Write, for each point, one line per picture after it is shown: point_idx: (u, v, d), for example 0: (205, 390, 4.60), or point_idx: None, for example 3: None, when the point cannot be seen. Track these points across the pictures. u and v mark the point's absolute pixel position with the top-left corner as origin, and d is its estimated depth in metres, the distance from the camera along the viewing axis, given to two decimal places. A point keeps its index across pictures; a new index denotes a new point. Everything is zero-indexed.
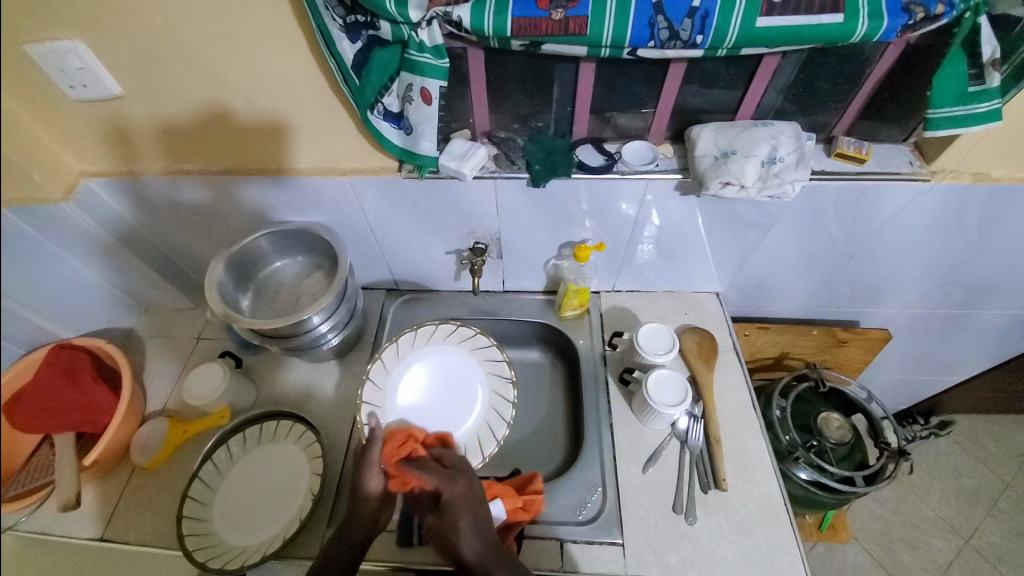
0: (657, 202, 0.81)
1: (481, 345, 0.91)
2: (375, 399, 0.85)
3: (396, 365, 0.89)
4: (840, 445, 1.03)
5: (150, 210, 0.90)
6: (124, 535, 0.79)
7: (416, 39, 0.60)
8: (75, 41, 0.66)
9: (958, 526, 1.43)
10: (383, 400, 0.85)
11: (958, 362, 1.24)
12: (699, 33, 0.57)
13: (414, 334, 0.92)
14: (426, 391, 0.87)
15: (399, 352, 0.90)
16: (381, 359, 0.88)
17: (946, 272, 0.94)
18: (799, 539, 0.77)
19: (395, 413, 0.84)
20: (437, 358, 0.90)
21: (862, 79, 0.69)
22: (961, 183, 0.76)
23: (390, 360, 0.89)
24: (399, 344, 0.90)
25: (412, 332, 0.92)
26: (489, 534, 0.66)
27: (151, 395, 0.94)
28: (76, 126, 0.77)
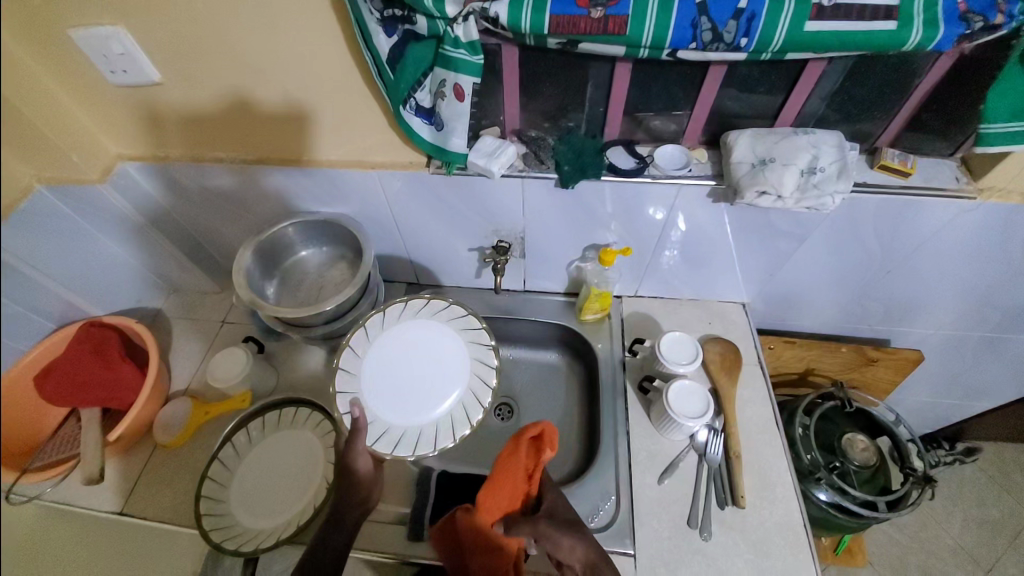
0: (686, 208, 0.79)
1: (457, 315, 0.87)
2: (350, 386, 0.80)
3: (368, 348, 0.83)
4: (864, 468, 0.99)
5: (181, 195, 0.91)
6: (143, 510, 0.81)
7: (451, 35, 0.59)
8: (118, 27, 0.67)
9: (981, 557, 1.37)
10: (357, 388, 0.80)
11: (992, 389, 1.19)
12: (744, 35, 0.55)
13: (384, 313, 0.86)
14: (401, 369, 0.82)
15: (370, 333, 0.84)
16: (349, 345, 0.83)
17: (986, 295, 0.90)
18: (817, 562, 0.74)
19: (375, 397, 0.79)
20: (409, 334, 0.84)
21: (911, 90, 0.66)
22: (1010, 203, 0.72)
23: (361, 338, 0.84)
24: (366, 327, 0.85)
25: (380, 314, 0.86)
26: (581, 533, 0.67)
27: (176, 375, 0.96)
28: (114, 109, 0.79)
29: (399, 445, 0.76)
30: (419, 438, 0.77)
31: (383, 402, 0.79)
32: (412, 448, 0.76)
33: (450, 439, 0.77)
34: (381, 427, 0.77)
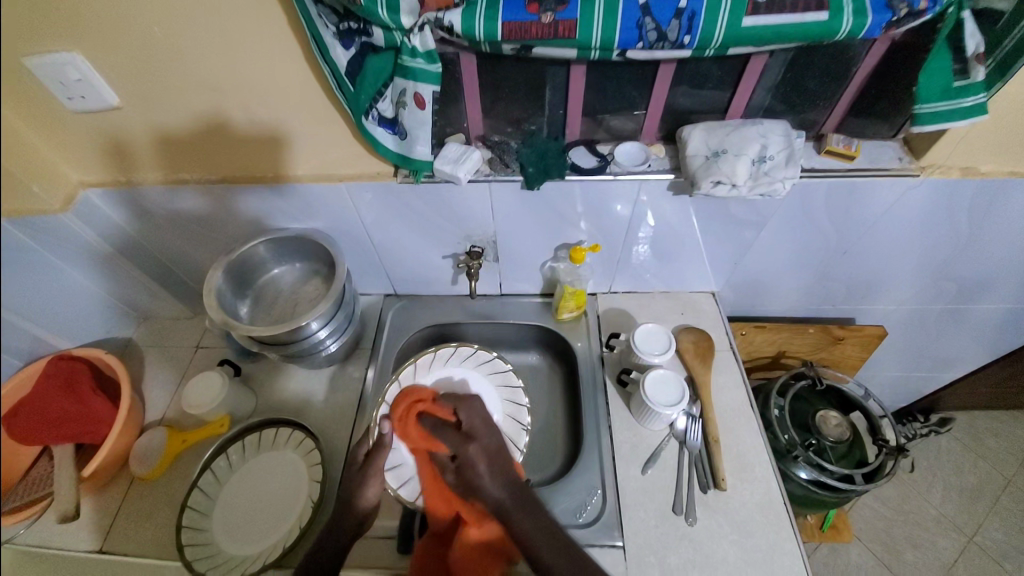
0: (651, 203, 0.82)
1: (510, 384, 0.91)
2: (397, 402, 0.87)
3: (425, 377, 0.91)
4: (839, 443, 1.03)
5: (147, 219, 0.90)
6: (124, 546, 0.79)
7: (409, 45, 0.60)
8: (73, 52, 0.67)
9: (962, 524, 1.42)
10: None
11: (956, 359, 1.25)
12: (687, 34, 0.58)
13: (453, 349, 0.94)
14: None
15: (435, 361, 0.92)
16: (415, 363, 0.91)
17: (942, 267, 0.95)
18: (799, 538, 0.77)
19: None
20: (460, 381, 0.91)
21: (850, 76, 0.70)
22: (950, 178, 0.77)
23: (425, 363, 0.92)
24: (436, 353, 0.93)
25: (452, 348, 0.94)
26: (511, 485, 0.70)
27: (151, 406, 0.94)
28: (73, 137, 0.78)
29: (405, 486, 0.79)
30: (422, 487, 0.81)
31: None
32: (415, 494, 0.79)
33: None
34: (399, 457, 0.82)
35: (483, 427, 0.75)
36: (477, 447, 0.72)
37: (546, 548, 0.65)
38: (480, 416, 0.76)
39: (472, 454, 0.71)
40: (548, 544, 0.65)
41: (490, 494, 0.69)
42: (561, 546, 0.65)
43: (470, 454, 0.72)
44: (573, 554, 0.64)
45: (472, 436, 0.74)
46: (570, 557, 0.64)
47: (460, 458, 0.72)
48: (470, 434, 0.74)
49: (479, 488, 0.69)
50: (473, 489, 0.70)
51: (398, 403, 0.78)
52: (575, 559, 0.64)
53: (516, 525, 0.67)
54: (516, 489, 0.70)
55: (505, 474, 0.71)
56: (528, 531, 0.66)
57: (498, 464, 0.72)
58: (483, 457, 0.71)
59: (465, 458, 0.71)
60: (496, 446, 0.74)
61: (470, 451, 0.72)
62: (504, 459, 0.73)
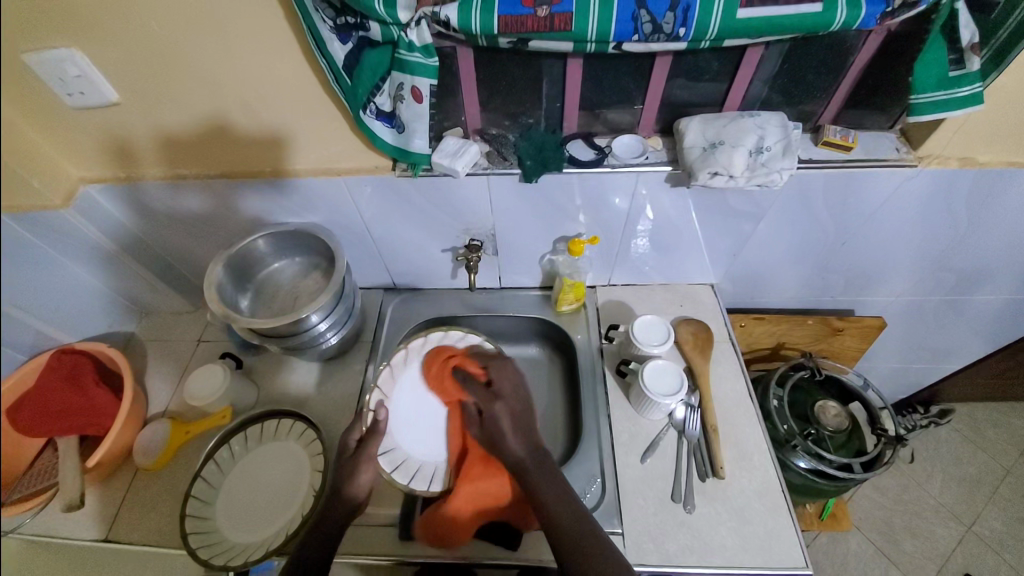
0: (649, 195, 0.82)
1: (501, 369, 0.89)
2: (388, 387, 0.88)
3: (416, 361, 0.90)
4: (837, 432, 1.04)
5: (148, 215, 0.91)
6: (130, 535, 0.80)
7: (406, 39, 0.61)
8: (72, 48, 0.67)
9: (962, 514, 1.43)
10: (394, 388, 0.88)
11: (956, 349, 1.25)
12: (682, 26, 0.58)
13: (445, 334, 0.93)
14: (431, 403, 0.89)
15: (426, 345, 0.92)
16: (405, 348, 0.90)
17: (940, 257, 0.95)
18: (796, 525, 0.78)
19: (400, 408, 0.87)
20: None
21: (846, 67, 0.70)
22: (948, 168, 0.77)
23: (417, 347, 0.91)
24: (426, 339, 0.92)
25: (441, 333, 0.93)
26: (533, 446, 0.78)
27: (153, 400, 0.95)
28: (75, 134, 0.78)
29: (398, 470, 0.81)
30: (416, 472, 0.82)
31: (406, 414, 0.87)
32: (407, 478, 0.80)
33: (423, 486, 0.80)
34: (392, 442, 0.83)
35: (511, 389, 0.85)
36: (502, 405, 0.82)
37: (552, 493, 0.71)
38: (511, 379, 0.86)
39: (498, 410, 0.82)
40: (556, 490, 0.71)
41: (511, 449, 0.77)
42: (572, 510, 0.69)
43: (495, 410, 0.82)
44: (573, 505, 0.69)
45: (500, 395, 0.84)
46: (572, 507, 0.69)
47: (486, 412, 0.83)
48: (498, 393, 0.85)
49: (502, 442, 0.78)
50: (496, 444, 0.79)
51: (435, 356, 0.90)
52: (577, 506, 0.70)
53: (529, 478, 0.73)
54: (536, 451, 0.77)
55: (525, 433, 0.79)
56: (542, 492, 0.71)
57: (521, 426, 0.80)
58: (507, 416, 0.81)
59: (491, 414, 0.82)
60: (520, 406, 0.83)
61: (496, 409, 0.82)
62: (525, 418, 0.82)
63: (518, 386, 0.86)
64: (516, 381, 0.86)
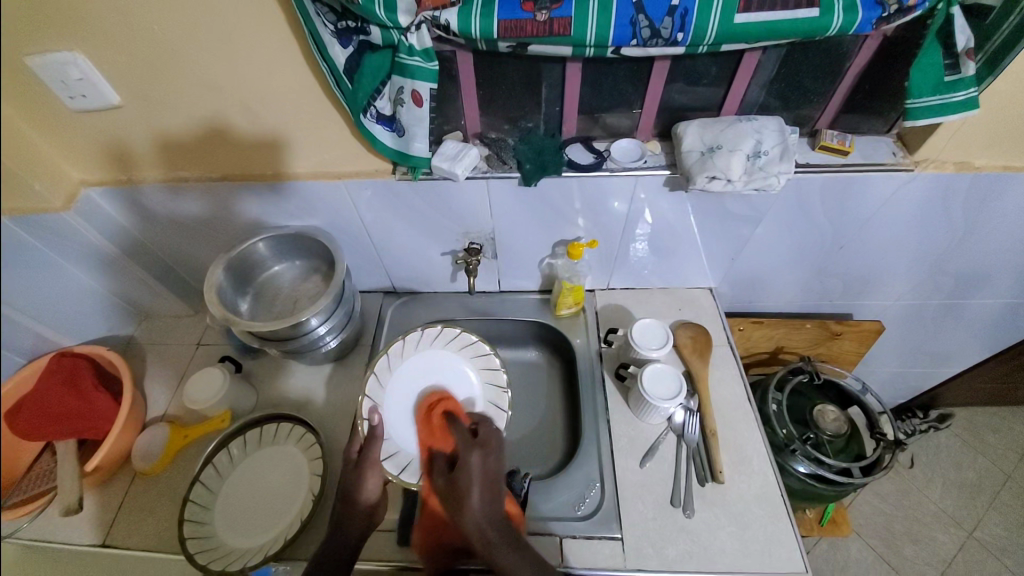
0: (648, 199, 0.83)
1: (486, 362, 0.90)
2: (378, 394, 0.85)
3: (401, 363, 0.89)
4: (836, 437, 1.03)
5: (148, 218, 0.91)
6: (126, 540, 0.80)
7: (406, 43, 0.61)
8: (76, 52, 0.68)
9: (962, 520, 1.42)
10: (383, 394, 0.86)
11: (955, 353, 1.25)
12: (680, 30, 0.58)
13: (423, 333, 0.92)
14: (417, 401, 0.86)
15: (408, 347, 0.90)
16: (388, 352, 0.89)
17: (937, 261, 0.95)
18: (796, 529, 0.77)
19: (393, 413, 0.85)
20: (439, 362, 0.90)
21: (843, 72, 0.71)
22: (944, 172, 0.78)
23: (397, 352, 0.89)
24: (405, 342, 0.90)
25: (420, 331, 0.91)
26: (498, 513, 0.65)
27: (151, 404, 0.95)
28: (76, 137, 0.79)
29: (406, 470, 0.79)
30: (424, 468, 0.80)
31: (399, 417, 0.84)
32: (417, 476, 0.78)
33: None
34: (392, 446, 0.81)
35: (491, 438, 0.72)
36: (479, 456, 0.69)
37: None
38: (496, 434, 0.74)
39: (471, 462, 0.69)
40: (529, 570, 0.61)
41: (474, 512, 0.65)
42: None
43: (470, 460, 0.69)
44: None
45: (481, 445, 0.71)
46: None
47: (459, 463, 0.70)
48: (478, 442, 0.72)
49: (466, 501, 0.66)
50: (458, 503, 0.66)
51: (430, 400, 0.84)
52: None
53: (494, 555, 0.63)
54: (502, 520, 0.65)
55: (495, 498, 0.66)
56: (511, 568, 0.61)
57: (490, 485, 0.67)
58: (479, 471, 0.68)
59: (464, 464, 0.69)
60: (499, 464, 0.70)
61: (471, 463, 0.69)
62: (500, 484, 0.68)
63: (502, 443, 0.73)
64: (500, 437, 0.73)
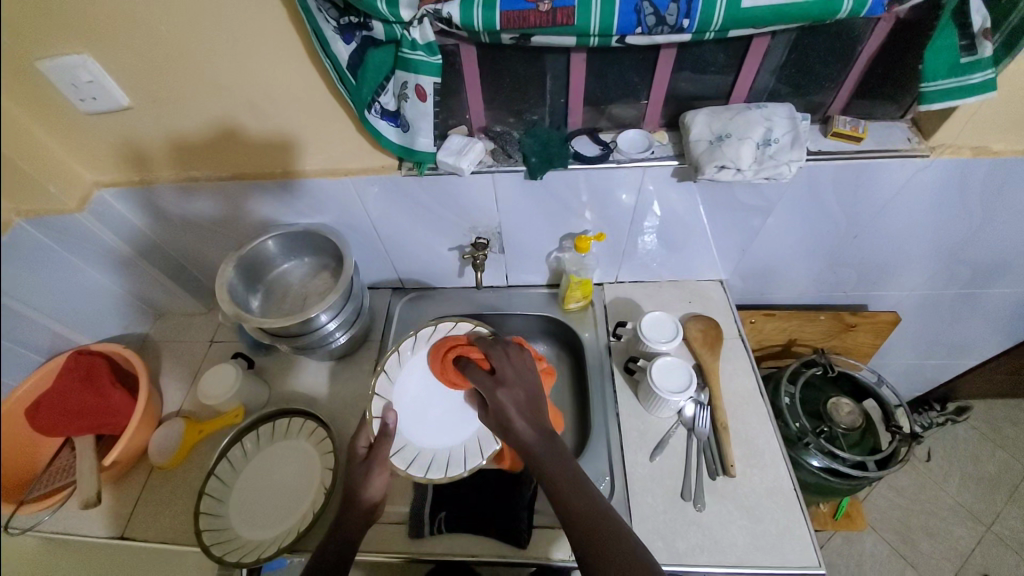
0: (655, 191, 0.82)
1: None
2: (388, 391, 0.84)
3: (411, 359, 0.88)
4: (851, 430, 1.02)
5: (160, 218, 0.92)
6: (144, 532, 0.82)
7: (409, 38, 0.61)
8: (83, 54, 0.69)
9: (981, 513, 1.40)
10: (394, 391, 0.85)
11: (974, 345, 1.22)
12: (686, 17, 0.57)
13: (434, 327, 0.90)
14: (428, 394, 0.86)
15: (417, 343, 0.89)
16: (398, 350, 0.88)
17: (954, 250, 0.93)
18: (809, 522, 0.76)
19: (404, 408, 0.84)
20: None
21: (854, 57, 0.69)
22: (961, 158, 0.76)
23: (407, 349, 0.88)
24: (416, 337, 0.89)
25: (432, 327, 0.90)
26: (543, 430, 0.69)
27: (167, 400, 0.96)
28: (88, 139, 0.80)
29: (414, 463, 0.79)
30: (431, 462, 0.80)
31: (410, 412, 0.84)
32: (424, 470, 0.79)
33: (441, 474, 0.79)
34: (402, 440, 0.81)
35: (512, 373, 0.75)
36: (507, 393, 0.72)
37: (565, 481, 0.64)
38: (513, 361, 0.77)
39: (502, 398, 0.72)
40: (571, 483, 0.63)
41: (519, 441, 0.69)
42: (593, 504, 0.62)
43: (501, 400, 0.72)
44: (593, 498, 0.63)
45: (503, 378, 0.75)
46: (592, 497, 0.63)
47: (492, 402, 0.74)
48: (501, 378, 0.75)
49: (510, 433, 0.70)
50: (506, 432, 0.70)
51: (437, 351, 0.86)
52: (594, 498, 0.63)
53: (542, 468, 0.66)
54: (547, 438, 0.68)
55: (536, 418, 0.70)
56: (561, 486, 0.63)
57: (527, 410, 0.71)
58: (512, 401, 0.72)
59: (495, 402, 0.73)
60: (526, 390, 0.74)
61: (501, 397, 0.72)
62: (537, 405, 0.72)
63: (522, 365, 0.77)
64: (520, 366, 0.76)
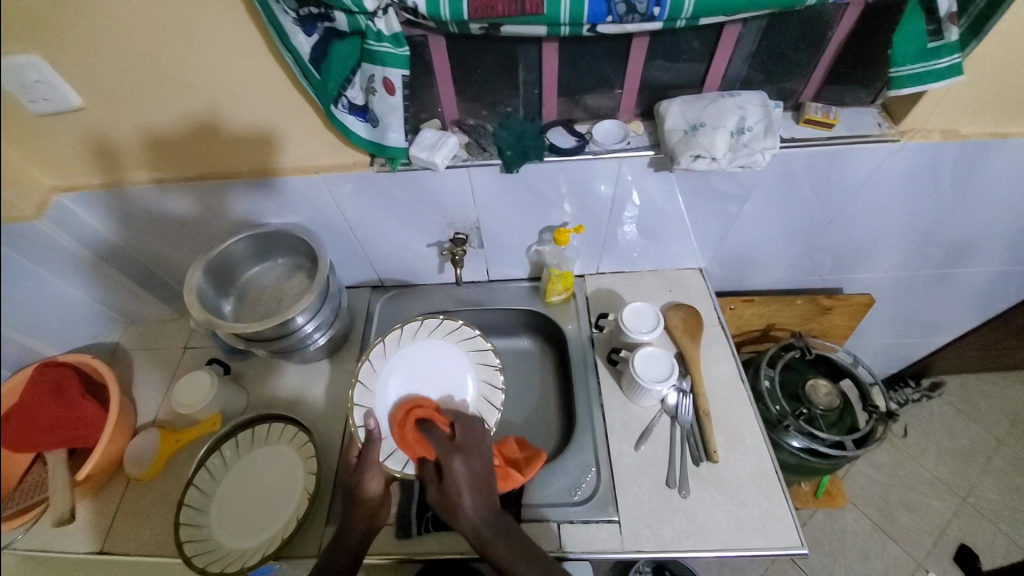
0: (634, 181, 0.81)
1: (478, 347, 0.89)
2: (367, 401, 0.82)
3: (384, 365, 0.86)
4: (829, 411, 1.04)
5: (125, 222, 0.89)
6: (124, 546, 0.79)
7: (374, 29, 0.59)
8: (31, 54, 0.64)
9: (955, 485, 1.45)
10: (373, 399, 0.83)
11: (946, 322, 1.25)
12: (656, 4, 0.56)
13: (402, 330, 0.90)
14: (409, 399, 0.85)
15: (387, 350, 0.87)
16: (368, 359, 0.86)
17: (926, 231, 0.95)
18: (791, 504, 0.78)
19: (387, 416, 0.82)
20: (423, 355, 0.89)
21: (827, 42, 0.69)
22: (930, 141, 0.77)
23: (379, 356, 0.87)
24: (386, 343, 0.88)
25: (400, 330, 0.89)
26: (492, 508, 0.68)
27: (142, 409, 0.94)
28: (41, 142, 0.76)
29: (409, 464, 0.77)
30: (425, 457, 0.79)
31: (394, 420, 0.82)
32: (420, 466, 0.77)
33: None
34: (390, 445, 0.79)
35: (473, 441, 0.74)
36: (463, 460, 0.71)
37: (514, 562, 0.64)
38: (475, 434, 0.76)
39: (457, 466, 0.70)
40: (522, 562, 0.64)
41: (466, 516, 0.66)
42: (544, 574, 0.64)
43: (454, 467, 0.70)
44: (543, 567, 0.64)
45: (462, 447, 0.73)
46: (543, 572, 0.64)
47: (442, 469, 0.70)
48: (459, 446, 0.73)
49: (456, 505, 0.67)
50: (450, 508, 0.67)
51: (399, 408, 0.81)
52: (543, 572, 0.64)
53: (488, 546, 0.65)
54: (495, 514, 0.67)
55: (489, 492, 0.69)
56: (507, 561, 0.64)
57: (479, 484, 0.69)
58: (466, 473, 0.69)
59: (447, 469, 0.70)
60: (484, 461, 0.72)
61: (456, 468, 0.70)
62: (489, 480, 0.70)
63: (484, 440, 0.75)
64: (481, 435, 0.75)
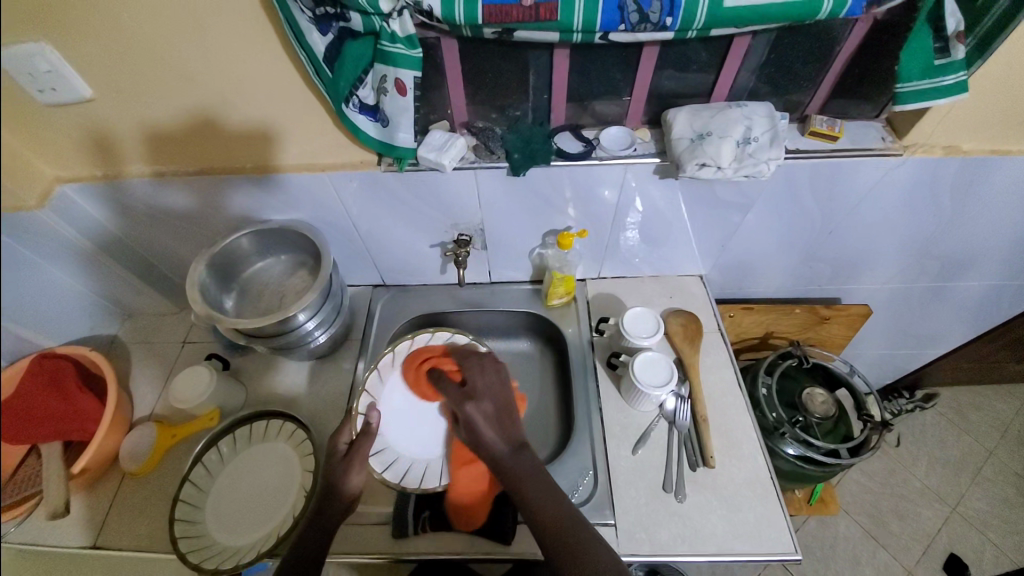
0: (638, 187, 0.82)
1: None
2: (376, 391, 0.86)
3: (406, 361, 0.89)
4: (824, 419, 1.05)
5: (127, 214, 0.88)
6: (117, 541, 0.79)
7: (388, 30, 0.60)
8: (41, 43, 0.64)
9: (946, 495, 1.47)
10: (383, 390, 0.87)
11: (941, 335, 1.27)
12: (669, 14, 0.57)
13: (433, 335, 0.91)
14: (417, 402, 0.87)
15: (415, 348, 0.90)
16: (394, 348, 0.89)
17: (925, 245, 0.96)
18: (786, 511, 0.79)
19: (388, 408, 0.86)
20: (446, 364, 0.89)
21: (832, 57, 0.70)
22: (932, 156, 0.78)
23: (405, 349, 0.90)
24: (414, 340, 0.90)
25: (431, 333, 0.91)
26: (512, 440, 0.73)
27: (139, 403, 0.93)
28: (46, 132, 0.76)
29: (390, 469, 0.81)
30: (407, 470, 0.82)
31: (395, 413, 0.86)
32: (399, 476, 0.81)
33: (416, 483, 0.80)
34: (382, 442, 0.83)
35: (483, 388, 0.79)
36: (475, 407, 0.76)
37: (529, 491, 0.68)
38: (484, 376, 0.80)
39: (470, 411, 0.76)
40: (536, 491, 0.68)
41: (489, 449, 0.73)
42: (554, 498, 0.68)
43: (468, 412, 0.76)
44: (557, 501, 0.67)
45: (472, 394, 0.78)
46: (555, 500, 0.68)
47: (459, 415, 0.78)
48: (472, 391, 0.79)
49: (478, 440, 0.74)
50: (475, 444, 0.75)
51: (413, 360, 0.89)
52: (555, 499, 0.68)
53: (507, 476, 0.70)
54: (514, 446, 0.73)
55: (508, 427, 0.75)
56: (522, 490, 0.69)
57: (497, 420, 0.75)
58: (481, 414, 0.75)
59: (462, 414, 0.77)
60: (498, 402, 0.78)
61: (471, 411, 0.76)
62: (506, 412, 0.77)
63: (496, 381, 0.80)
64: (492, 378, 0.80)
